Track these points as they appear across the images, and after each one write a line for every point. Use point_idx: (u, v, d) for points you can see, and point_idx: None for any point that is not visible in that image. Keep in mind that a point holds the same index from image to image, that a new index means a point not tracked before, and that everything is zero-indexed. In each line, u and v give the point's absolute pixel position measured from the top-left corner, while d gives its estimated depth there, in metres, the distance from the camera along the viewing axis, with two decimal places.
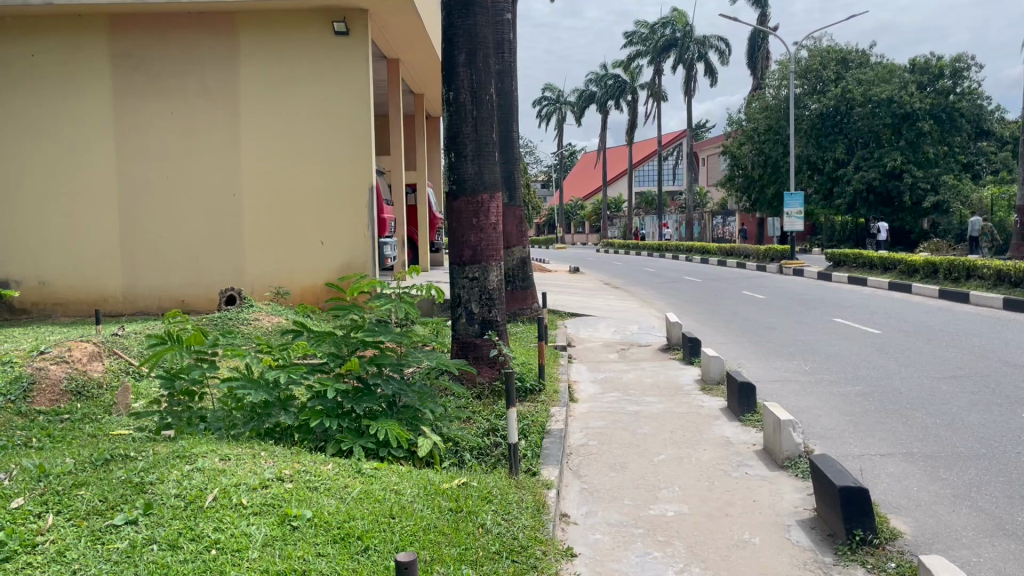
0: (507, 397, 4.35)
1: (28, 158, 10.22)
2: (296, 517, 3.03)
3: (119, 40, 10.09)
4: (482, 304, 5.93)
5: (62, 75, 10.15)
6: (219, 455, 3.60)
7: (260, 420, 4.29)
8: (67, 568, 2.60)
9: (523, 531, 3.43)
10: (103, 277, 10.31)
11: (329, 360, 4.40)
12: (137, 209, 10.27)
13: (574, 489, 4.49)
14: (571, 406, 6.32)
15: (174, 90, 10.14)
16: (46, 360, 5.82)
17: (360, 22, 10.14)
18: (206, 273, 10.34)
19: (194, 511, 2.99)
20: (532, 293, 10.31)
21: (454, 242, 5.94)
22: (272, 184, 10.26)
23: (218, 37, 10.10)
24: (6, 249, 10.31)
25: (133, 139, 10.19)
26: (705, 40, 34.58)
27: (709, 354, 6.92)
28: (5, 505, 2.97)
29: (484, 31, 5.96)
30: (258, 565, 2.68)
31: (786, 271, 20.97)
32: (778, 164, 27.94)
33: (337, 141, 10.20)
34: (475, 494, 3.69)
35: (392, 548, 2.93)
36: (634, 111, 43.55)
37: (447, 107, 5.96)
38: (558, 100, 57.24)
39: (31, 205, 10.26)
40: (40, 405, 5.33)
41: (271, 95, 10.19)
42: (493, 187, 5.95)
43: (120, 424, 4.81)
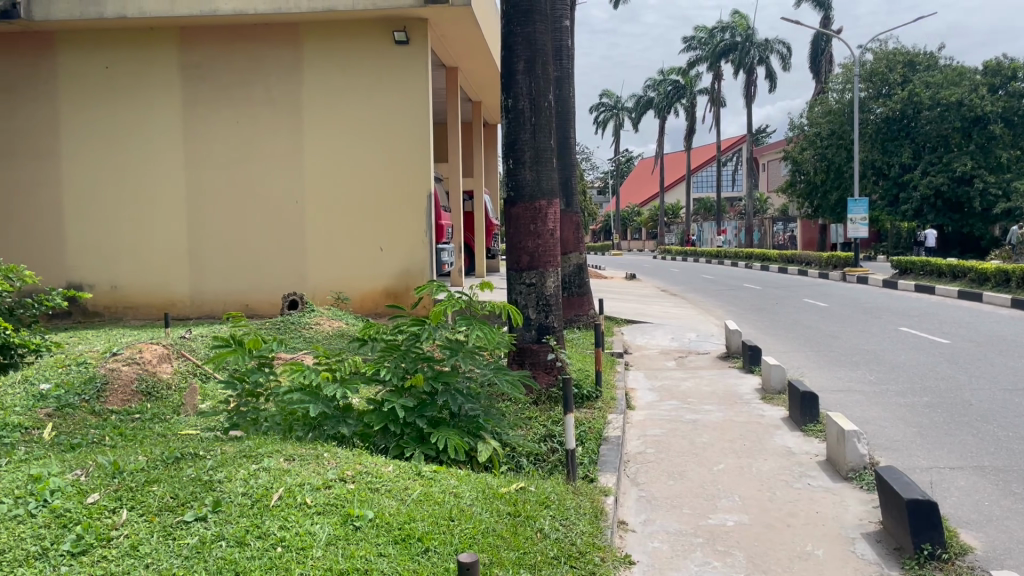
0: (565, 404, 4.35)
1: (101, 166, 10.60)
2: (358, 517, 3.08)
3: (189, 52, 10.42)
4: (539, 310, 5.95)
5: (134, 86, 10.51)
6: (284, 455, 3.68)
7: (320, 431, 4.30)
8: (140, 562, 2.69)
9: (581, 536, 3.43)
10: (171, 282, 10.64)
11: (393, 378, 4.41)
12: (204, 216, 10.57)
13: (632, 496, 4.47)
14: (628, 414, 6.29)
15: (239, 99, 10.41)
16: (119, 361, 6.05)
17: (420, 31, 10.24)
18: (270, 278, 10.60)
19: (260, 509, 3.06)
20: (589, 299, 10.31)
21: (512, 248, 5.96)
22: (334, 191, 10.45)
23: (281, 49, 10.35)
24: (81, 255, 10.71)
25: (201, 147, 10.50)
26: (768, 45, 34.10)
27: (770, 361, 6.80)
28: (82, 500, 3.10)
29: (543, 38, 5.98)
30: (322, 564, 2.73)
31: (849, 279, 20.43)
32: (842, 169, 27.31)
33: (398, 148, 10.33)
34: (533, 499, 3.70)
35: (452, 550, 2.96)
36: (692, 116, 43.16)
37: (506, 114, 6.01)
38: (616, 105, 56.98)
39: (104, 213, 10.64)
40: (113, 405, 5.52)
41: (333, 103, 10.38)
42: (551, 193, 5.98)
43: (189, 425, 4.93)
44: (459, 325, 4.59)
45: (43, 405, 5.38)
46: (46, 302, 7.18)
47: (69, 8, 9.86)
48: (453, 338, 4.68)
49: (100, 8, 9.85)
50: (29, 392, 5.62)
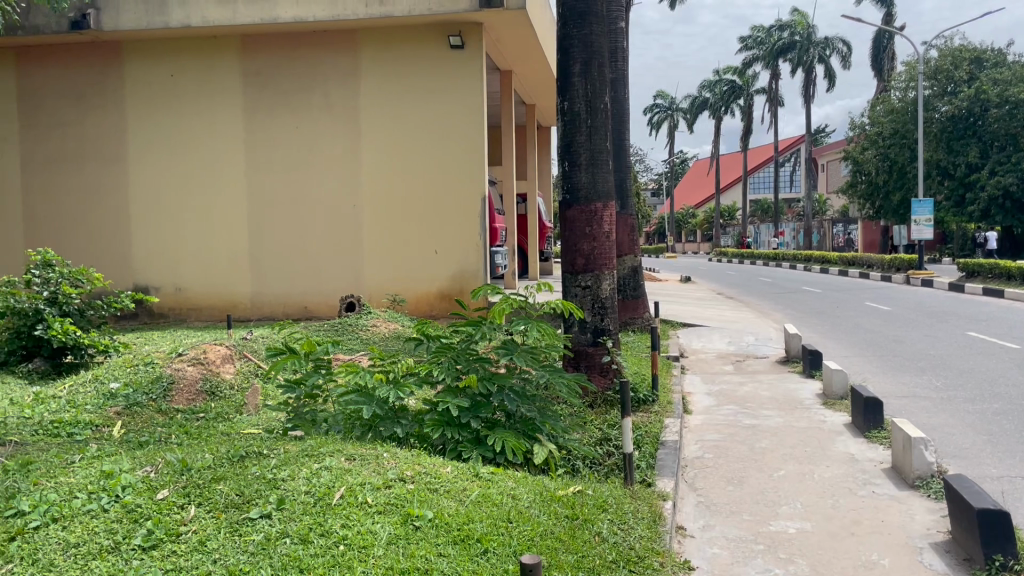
0: (622, 407, 4.32)
1: (166, 171, 10.91)
2: (418, 516, 3.11)
3: (250, 60, 10.66)
4: (594, 312, 5.92)
5: (197, 94, 10.80)
6: (345, 455, 3.74)
7: (376, 430, 4.36)
8: (208, 557, 2.77)
9: (639, 541, 3.41)
10: (232, 285, 10.90)
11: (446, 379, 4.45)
12: (263, 220, 10.80)
13: (690, 501, 4.42)
14: (686, 418, 6.23)
15: (298, 105, 10.62)
16: (185, 361, 6.23)
17: (475, 35, 10.29)
18: (327, 281, 10.78)
19: (322, 508, 3.12)
20: (644, 302, 10.24)
21: (567, 250, 5.96)
22: (390, 194, 10.57)
23: (340, 55, 10.51)
24: (147, 258, 11.05)
25: (262, 152, 10.74)
26: (829, 43, 33.45)
27: (832, 366, 6.66)
28: (153, 495, 3.20)
29: (600, 41, 5.97)
30: (383, 563, 2.76)
31: (914, 282, 19.87)
32: (905, 169, 26.63)
33: (452, 151, 10.40)
34: (591, 502, 3.69)
35: (510, 552, 2.98)
36: (749, 116, 42.58)
37: (563, 117, 6.02)
38: (671, 106, 56.45)
39: (169, 217, 10.95)
40: (179, 404, 5.67)
41: (389, 108, 10.50)
42: (607, 196, 5.96)
43: (251, 425, 5.04)
44: (517, 323, 4.62)
45: (113, 403, 5.56)
46: (114, 304, 7.42)
47: (136, 18, 10.17)
48: (509, 339, 4.72)
49: (165, 18, 10.14)
50: (100, 392, 5.81)
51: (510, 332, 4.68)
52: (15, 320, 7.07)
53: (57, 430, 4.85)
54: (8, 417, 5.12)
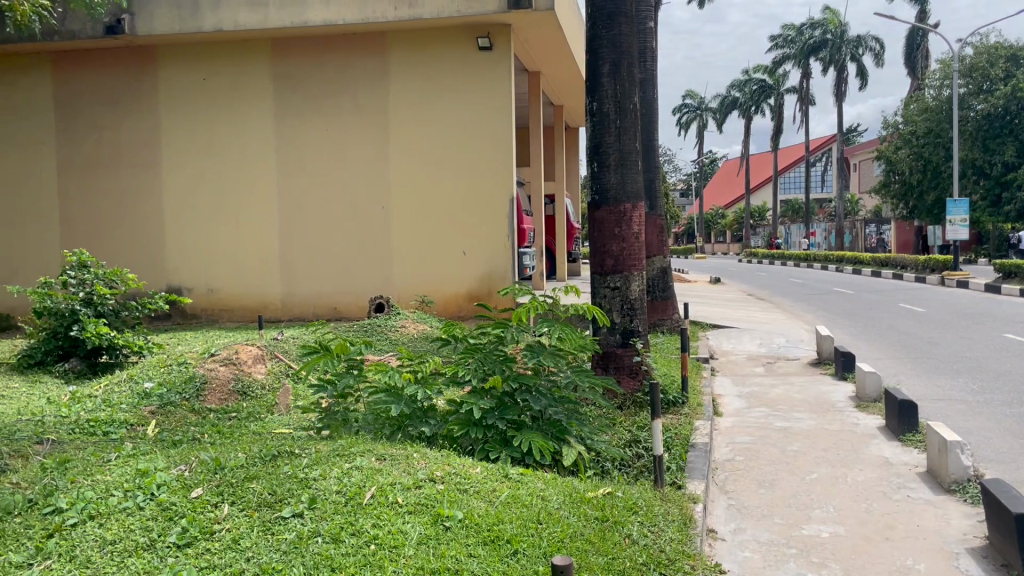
0: (651, 409, 4.30)
1: (199, 174, 11.06)
2: (449, 517, 3.12)
3: (281, 63, 10.77)
4: (623, 313, 5.90)
5: (230, 97, 10.92)
6: (375, 455, 3.76)
7: (405, 430, 4.38)
8: (241, 555, 2.80)
9: (669, 544, 3.39)
10: (264, 286, 11.02)
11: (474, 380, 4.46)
12: (294, 222, 10.90)
13: (721, 504, 4.39)
14: (716, 420, 6.19)
15: (328, 108, 10.70)
16: (217, 361, 6.29)
17: (504, 37, 10.30)
18: (357, 282, 10.85)
19: (354, 507, 3.14)
20: (673, 303, 10.19)
21: (596, 251, 5.95)
22: (419, 196, 10.62)
23: (369, 58, 10.58)
24: (181, 260, 11.20)
25: (292, 155, 10.84)
26: (861, 41, 32.98)
27: (865, 368, 6.58)
28: (187, 494, 3.25)
29: (628, 41, 5.95)
30: (414, 563, 2.78)
31: (949, 283, 19.55)
32: (940, 168, 26.21)
33: (481, 153, 10.43)
34: (621, 504, 3.68)
35: (540, 553, 2.97)
36: (779, 116, 42.15)
37: (591, 118, 6.01)
38: (700, 105, 56.06)
39: (202, 219, 11.10)
40: (212, 403, 5.74)
41: (418, 109, 10.55)
42: (636, 197, 5.93)
43: (283, 424, 5.09)
44: (544, 324, 4.63)
45: (147, 402, 5.63)
46: (148, 305, 7.52)
47: (170, 23, 10.32)
48: (536, 340, 4.72)
49: (198, 23, 10.27)
50: (134, 391, 5.90)
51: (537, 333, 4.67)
52: (52, 321, 7.20)
53: (93, 429, 4.92)
54: (46, 415, 5.21)
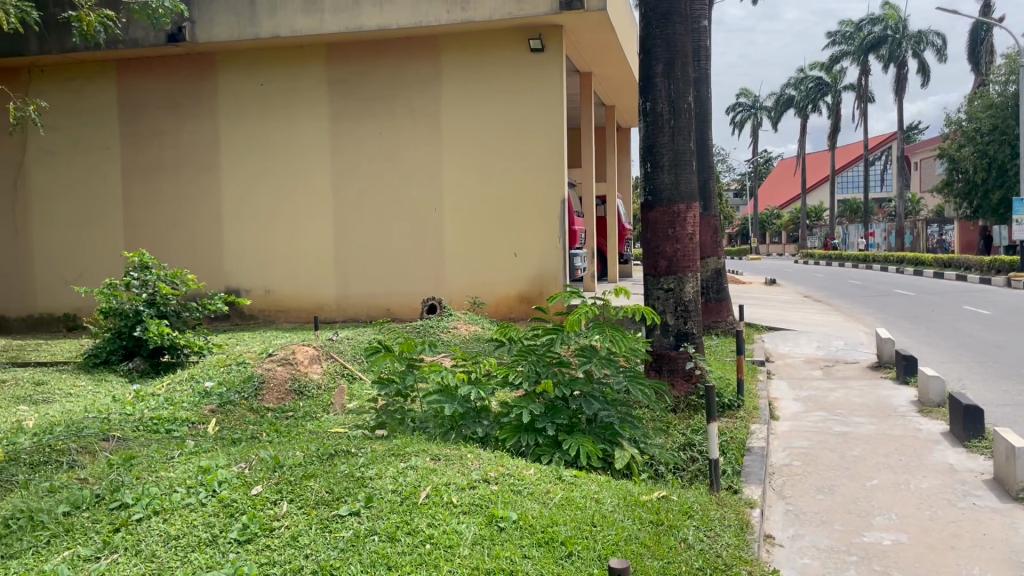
0: (707, 413, 4.25)
1: (257, 178, 11.29)
2: (503, 517, 3.13)
3: (336, 68, 10.92)
4: (677, 316, 5.85)
5: (286, 102, 11.12)
6: (430, 455, 3.79)
7: (459, 430, 4.41)
8: (300, 552, 2.84)
9: (726, 549, 3.35)
10: (318, 287, 11.21)
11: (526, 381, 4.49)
12: (348, 224, 11.06)
13: (778, 510, 4.32)
14: (772, 424, 6.09)
15: (382, 112, 10.83)
16: (274, 360, 6.41)
17: (556, 39, 10.27)
18: (409, 283, 10.96)
19: (409, 506, 3.17)
20: (727, 305, 10.06)
21: (649, 253, 5.91)
22: (471, 198, 10.68)
23: (422, 62, 10.68)
24: (239, 262, 11.45)
25: (347, 158, 10.99)
26: (922, 37, 32.08)
27: (928, 372, 6.40)
28: (248, 491, 3.32)
29: (683, 40, 5.89)
30: (469, 563, 2.79)
31: (1016, 284, 18.91)
32: (1006, 166, 25.39)
33: (532, 155, 10.44)
34: (676, 508, 3.65)
35: (595, 555, 2.96)
36: (836, 115, 41.26)
37: (645, 118, 5.97)
38: (754, 105, 55.26)
39: (259, 221, 11.33)
40: (269, 402, 5.85)
41: (470, 112, 10.61)
42: (691, 197, 5.87)
43: (338, 423, 5.17)
44: (595, 327, 4.61)
45: (207, 401, 5.76)
46: (208, 306, 7.67)
47: (229, 31, 10.55)
48: (588, 344, 4.69)
49: (256, 29, 10.48)
50: (195, 390, 6.04)
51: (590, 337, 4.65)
52: (118, 320, 7.42)
53: (156, 426, 5.05)
54: (112, 413, 5.37)
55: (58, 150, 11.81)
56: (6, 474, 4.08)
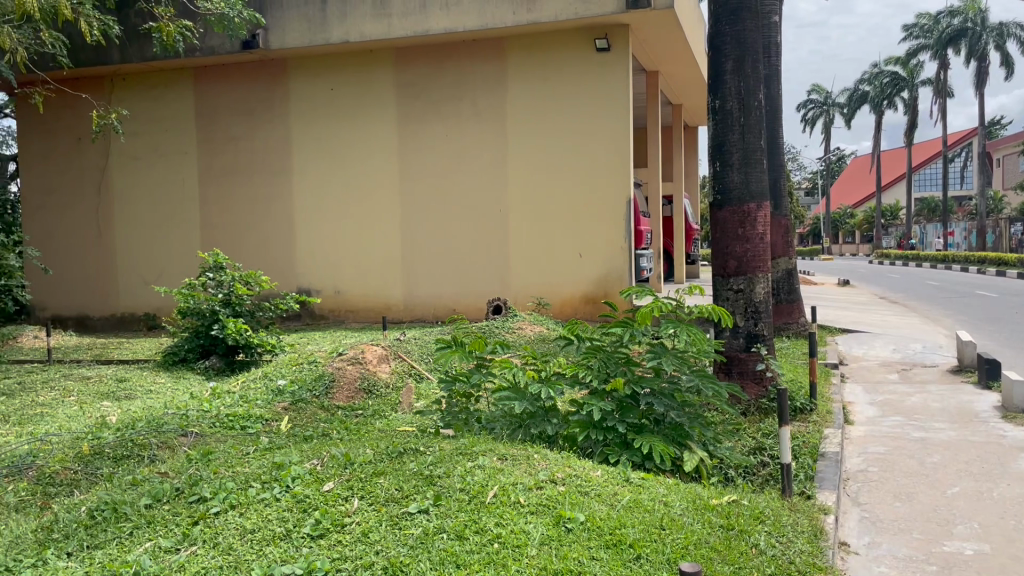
0: (780, 416, 4.16)
1: (327, 180, 11.51)
2: (570, 518, 3.13)
3: (404, 70, 11.07)
4: (747, 317, 5.75)
5: (355, 105, 11.32)
6: (497, 454, 3.80)
7: (528, 428, 4.42)
8: (371, 548, 2.89)
9: (799, 555, 3.27)
10: (387, 288, 11.37)
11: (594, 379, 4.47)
12: (415, 225, 11.20)
13: (854, 516, 4.21)
14: (847, 429, 5.93)
15: (448, 113, 10.93)
16: (344, 360, 6.50)
17: (622, 38, 10.19)
18: (476, 284, 11.03)
19: (477, 506, 3.19)
20: (799, 306, 9.84)
21: (719, 253, 5.83)
22: (536, 200, 10.68)
23: (488, 63, 10.73)
24: (310, 263, 11.70)
25: (414, 160, 11.12)
26: (1005, 28, 30.83)
27: (1012, 377, 6.14)
28: (320, 487, 3.39)
29: (753, 36, 5.78)
30: (537, 563, 2.80)
31: None
32: None
33: (598, 156, 10.38)
34: (747, 513, 3.58)
35: (664, 559, 2.93)
36: (914, 110, 39.97)
37: (714, 116, 5.89)
38: (826, 101, 53.94)
39: (329, 223, 11.56)
40: (340, 400, 5.95)
41: (535, 112, 10.62)
42: (762, 196, 5.75)
43: (406, 422, 5.24)
44: (664, 326, 4.55)
45: (280, 399, 5.91)
46: (280, 305, 7.86)
47: (300, 37, 10.79)
48: (658, 343, 4.64)
49: (326, 35, 10.69)
50: (269, 388, 6.20)
51: (659, 335, 4.59)
52: (196, 319, 7.67)
53: (232, 422, 5.20)
54: (190, 409, 5.55)
55: (139, 155, 12.26)
56: (92, 467, 4.26)
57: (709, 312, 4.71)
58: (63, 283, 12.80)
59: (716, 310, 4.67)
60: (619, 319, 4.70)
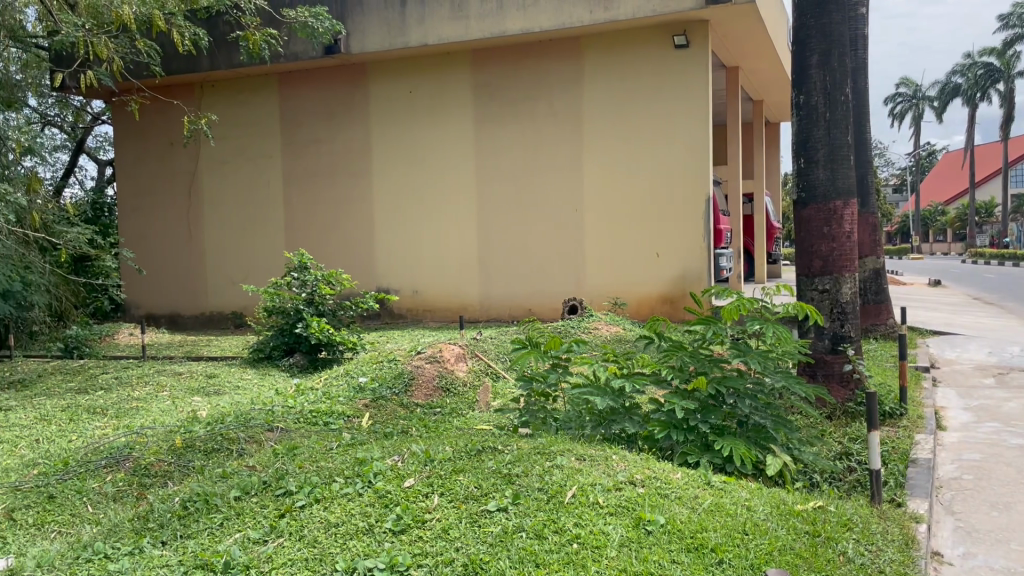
0: (869, 420, 4.01)
1: (405, 181, 11.69)
2: (650, 521, 3.09)
3: (481, 72, 11.14)
4: (834, 317, 5.59)
5: (432, 107, 11.45)
6: (575, 454, 3.80)
7: (608, 426, 4.41)
8: (451, 545, 2.91)
9: (890, 564, 3.17)
10: (463, 287, 11.48)
11: (675, 378, 4.41)
12: (491, 225, 11.26)
13: (947, 526, 4.03)
14: (940, 435, 5.69)
15: (524, 114, 10.96)
16: (423, 359, 6.58)
17: (701, 34, 10.02)
18: (551, 285, 11.02)
19: (556, 505, 3.18)
20: (887, 307, 9.52)
21: (804, 251, 5.68)
22: (613, 198, 10.61)
23: (564, 62, 10.70)
24: (389, 263, 11.90)
25: (490, 161, 11.19)
26: None
27: None
28: (401, 483, 3.44)
29: (840, 29, 5.61)
30: (617, 564, 2.78)
31: None
32: None
33: (675, 154, 10.25)
34: (834, 519, 3.48)
35: (747, 565, 2.87)
36: (1010, 101, 38.11)
37: (798, 111, 5.75)
38: (915, 95, 51.97)
39: (407, 223, 11.73)
40: (419, 398, 6.01)
41: (612, 111, 10.55)
42: (848, 193, 5.58)
43: (483, 420, 5.27)
44: (749, 325, 4.44)
45: (361, 396, 6.02)
46: (361, 305, 8.01)
47: (380, 41, 10.98)
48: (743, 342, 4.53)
49: (406, 38, 10.85)
50: (350, 385, 6.33)
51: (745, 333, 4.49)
52: (281, 318, 7.90)
53: (315, 418, 5.33)
54: (276, 405, 5.71)
55: (226, 159, 12.67)
56: (184, 459, 4.42)
57: (796, 310, 4.58)
58: (155, 282, 13.32)
59: (804, 308, 4.52)
60: (701, 317, 4.62)
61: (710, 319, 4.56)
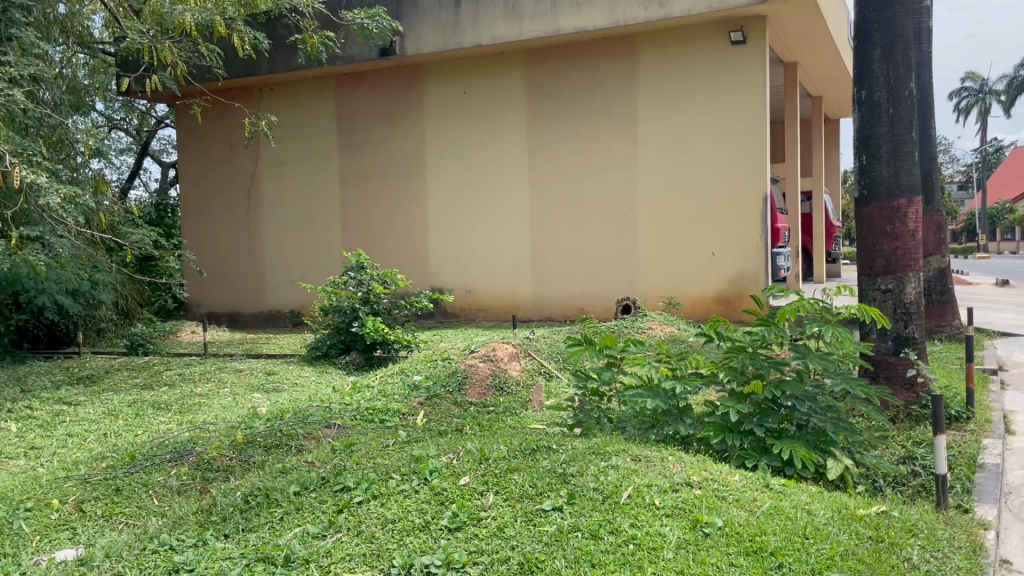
0: (935, 425, 3.90)
1: (460, 181, 11.76)
2: (708, 523, 3.06)
3: (534, 71, 11.14)
4: (897, 318, 5.44)
5: (486, 107, 11.49)
6: (630, 455, 3.77)
7: (661, 428, 4.39)
8: (506, 543, 2.92)
9: (957, 572, 3.07)
10: (516, 287, 11.50)
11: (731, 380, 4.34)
12: (545, 224, 11.25)
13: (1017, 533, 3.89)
14: (1009, 439, 5.51)
15: (578, 112, 10.92)
16: (477, 357, 6.61)
17: (758, 30, 9.85)
18: (604, 284, 10.97)
19: (611, 506, 3.16)
20: (952, 308, 9.24)
21: (866, 250, 5.55)
22: (669, 197, 10.50)
23: (619, 60, 10.64)
24: (443, 263, 11.99)
25: (544, 160, 11.19)
26: None
27: None
28: (456, 480, 3.46)
29: (904, 23, 5.46)
30: (674, 566, 2.75)
31: None
32: None
33: (732, 151, 10.11)
34: (898, 525, 3.39)
35: (807, 569, 2.82)
36: None
37: (860, 107, 5.62)
38: (982, 88, 50.33)
39: (461, 223, 11.80)
40: (472, 396, 6.04)
41: (667, 109, 10.45)
42: (913, 191, 5.43)
43: (537, 419, 5.28)
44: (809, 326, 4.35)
45: (415, 394, 6.07)
46: (415, 304, 8.08)
47: (434, 42, 11.07)
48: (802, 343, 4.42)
49: (460, 39, 10.91)
50: (405, 383, 6.39)
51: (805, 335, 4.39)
52: (337, 316, 8.01)
53: (371, 416, 5.39)
54: (333, 402, 5.80)
55: (284, 160, 12.91)
56: (244, 455, 4.51)
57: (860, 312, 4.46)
58: (217, 282, 13.65)
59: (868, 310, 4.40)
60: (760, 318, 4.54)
61: (768, 321, 4.48)
